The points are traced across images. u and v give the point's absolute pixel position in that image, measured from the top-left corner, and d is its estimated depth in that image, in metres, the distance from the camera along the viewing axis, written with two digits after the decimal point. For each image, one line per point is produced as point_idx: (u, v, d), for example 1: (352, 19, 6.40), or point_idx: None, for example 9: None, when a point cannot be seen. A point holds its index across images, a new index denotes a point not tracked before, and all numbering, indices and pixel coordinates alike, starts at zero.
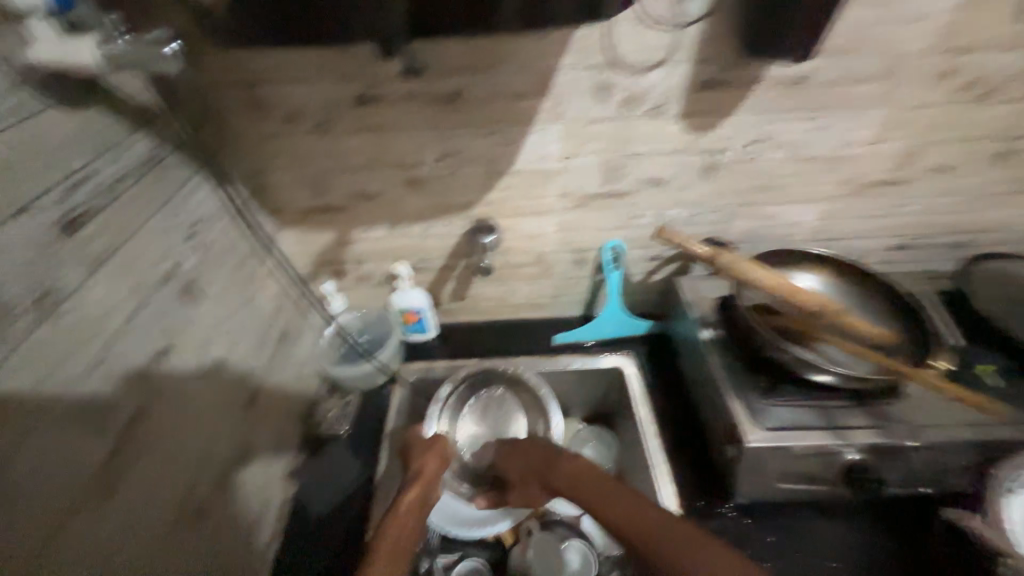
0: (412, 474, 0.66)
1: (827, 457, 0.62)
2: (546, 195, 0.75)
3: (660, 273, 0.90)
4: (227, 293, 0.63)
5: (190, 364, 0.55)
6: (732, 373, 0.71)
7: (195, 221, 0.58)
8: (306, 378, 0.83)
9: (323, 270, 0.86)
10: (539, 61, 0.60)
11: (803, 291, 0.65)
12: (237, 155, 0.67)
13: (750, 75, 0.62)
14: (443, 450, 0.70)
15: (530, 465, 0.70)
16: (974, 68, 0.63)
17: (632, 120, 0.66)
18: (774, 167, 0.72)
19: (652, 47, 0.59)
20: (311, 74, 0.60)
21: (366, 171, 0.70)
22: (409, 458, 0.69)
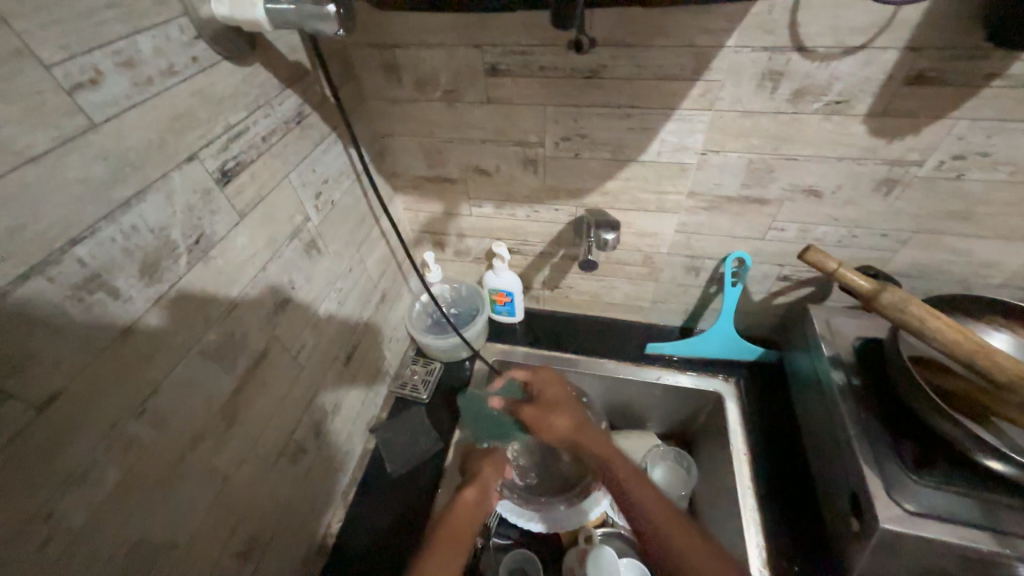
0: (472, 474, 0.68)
1: (984, 562, 0.50)
2: (671, 192, 0.67)
3: (786, 296, 0.78)
4: (342, 251, 0.66)
5: (304, 317, 0.59)
6: (869, 432, 0.59)
7: (325, 181, 0.60)
8: (398, 340, 0.87)
9: (426, 238, 0.87)
10: (702, 38, 0.51)
11: (998, 357, 0.51)
12: (367, 118, 0.69)
13: (987, 69, 0.47)
14: (499, 460, 0.71)
15: (565, 409, 0.68)
16: None
17: (800, 116, 0.55)
18: (982, 190, 0.57)
19: (856, 26, 0.47)
20: (448, 39, 0.57)
21: (485, 146, 0.68)
22: (467, 463, 0.71)
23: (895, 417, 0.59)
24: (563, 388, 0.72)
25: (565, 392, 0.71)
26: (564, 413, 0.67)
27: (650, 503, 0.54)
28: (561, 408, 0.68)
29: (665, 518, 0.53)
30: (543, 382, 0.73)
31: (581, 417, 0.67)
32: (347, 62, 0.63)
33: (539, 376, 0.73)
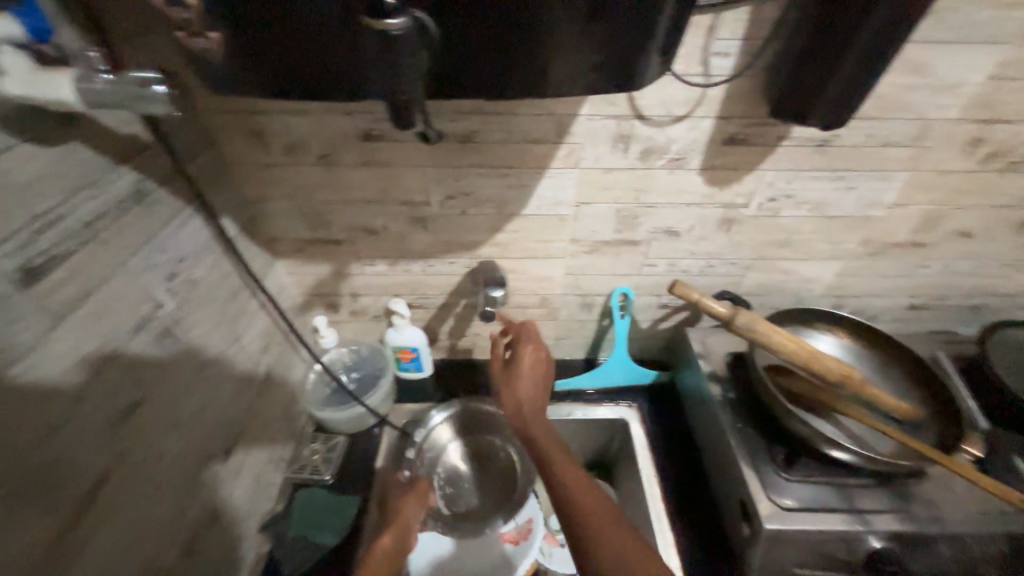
0: (390, 517, 0.67)
1: (849, 543, 0.58)
2: (556, 240, 0.72)
3: (669, 321, 0.87)
4: (211, 334, 0.59)
5: (162, 420, 0.50)
6: (746, 439, 0.66)
7: (180, 261, 0.53)
8: (292, 418, 0.78)
9: (316, 302, 0.82)
10: (559, 107, 0.56)
11: (824, 359, 0.61)
12: (233, 186, 0.63)
13: (777, 133, 0.59)
14: (421, 493, 0.71)
15: (531, 383, 0.65)
16: (1007, 138, 0.60)
17: (651, 170, 0.63)
18: (793, 223, 0.70)
19: (679, 99, 0.56)
20: (316, 107, 0.56)
21: (369, 207, 0.67)
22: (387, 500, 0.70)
23: (763, 421, 0.68)
24: (542, 366, 0.66)
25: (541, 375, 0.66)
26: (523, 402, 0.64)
27: (569, 484, 0.54)
28: (538, 386, 0.65)
29: (582, 494, 0.53)
30: (524, 340, 0.67)
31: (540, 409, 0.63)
32: (202, 128, 0.58)
33: (523, 354, 0.66)
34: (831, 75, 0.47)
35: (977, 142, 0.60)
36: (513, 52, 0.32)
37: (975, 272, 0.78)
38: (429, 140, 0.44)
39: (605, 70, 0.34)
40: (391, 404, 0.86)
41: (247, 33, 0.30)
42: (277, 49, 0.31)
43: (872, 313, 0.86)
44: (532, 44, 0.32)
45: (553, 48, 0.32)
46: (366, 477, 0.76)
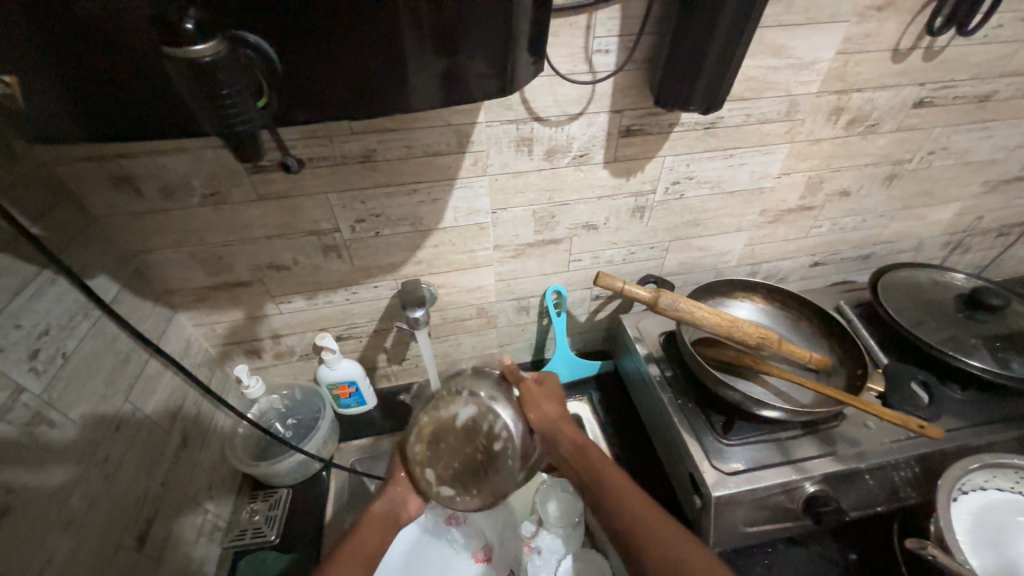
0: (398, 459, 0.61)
1: (788, 493, 0.62)
2: (479, 248, 0.71)
3: (604, 311, 0.89)
4: (99, 410, 0.52)
5: (45, 521, 0.44)
6: (687, 413, 0.69)
7: (45, 332, 0.48)
8: (223, 481, 0.71)
9: (234, 351, 0.75)
10: (456, 117, 0.55)
11: (742, 326, 0.64)
12: (105, 239, 0.57)
13: (668, 120, 0.62)
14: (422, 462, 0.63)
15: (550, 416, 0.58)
16: (863, 105, 0.67)
17: (558, 170, 0.64)
18: (699, 203, 0.74)
19: (571, 99, 0.57)
20: (188, 142, 0.51)
21: (274, 241, 0.62)
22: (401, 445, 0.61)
23: (699, 392, 0.71)
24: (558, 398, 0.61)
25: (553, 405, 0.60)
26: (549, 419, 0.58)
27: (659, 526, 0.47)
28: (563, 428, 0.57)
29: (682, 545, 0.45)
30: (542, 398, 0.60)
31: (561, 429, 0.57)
32: (52, 180, 0.51)
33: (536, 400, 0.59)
34: (700, 67, 0.50)
35: (839, 111, 0.67)
36: (366, 67, 0.31)
37: (859, 225, 0.86)
38: (292, 169, 0.43)
39: (476, 81, 0.34)
40: (336, 445, 0.81)
41: (45, 73, 0.27)
42: (88, 88, 0.28)
43: (783, 274, 0.93)
44: (382, 53, 0.30)
45: (412, 63, 0.31)
46: (316, 528, 0.71)
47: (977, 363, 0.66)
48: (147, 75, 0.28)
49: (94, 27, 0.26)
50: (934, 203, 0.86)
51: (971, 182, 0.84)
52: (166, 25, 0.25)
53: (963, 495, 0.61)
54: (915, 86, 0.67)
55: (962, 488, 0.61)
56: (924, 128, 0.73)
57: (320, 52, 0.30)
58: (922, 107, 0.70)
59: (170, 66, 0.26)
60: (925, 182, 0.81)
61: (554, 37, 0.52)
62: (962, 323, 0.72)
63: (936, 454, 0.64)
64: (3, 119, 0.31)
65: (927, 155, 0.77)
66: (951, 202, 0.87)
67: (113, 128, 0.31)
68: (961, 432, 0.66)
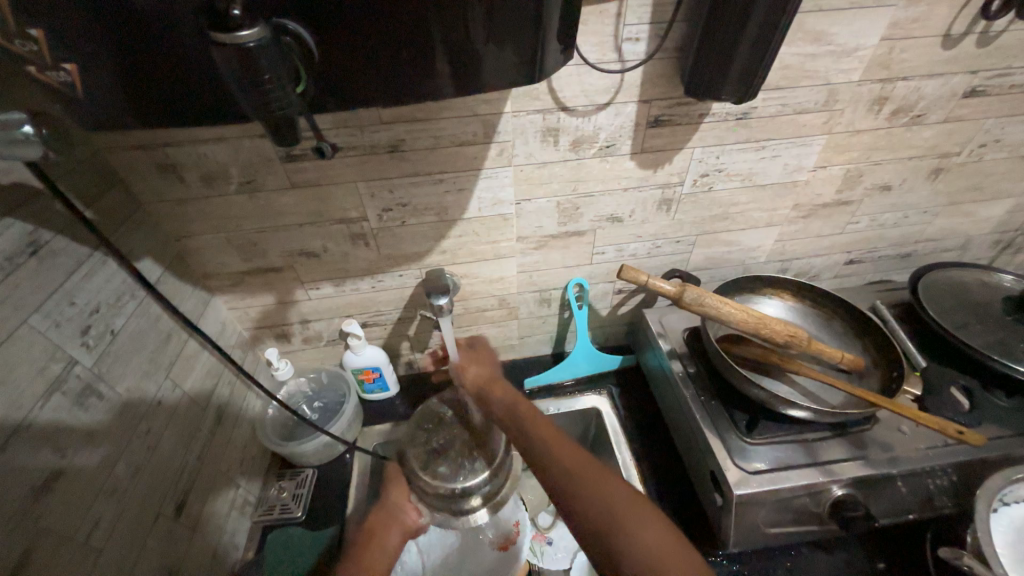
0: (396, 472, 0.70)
1: (814, 496, 0.60)
2: (503, 239, 0.71)
3: (627, 305, 0.88)
4: (143, 385, 0.56)
5: (93, 486, 0.47)
6: (710, 410, 0.68)
7: (96, 310, 0.51)
8: (254, 458, 0.75)
9: (266, 334, 0.78)
10: (482, 107, 0.55)
11: (770, 323, 0.63)
12: (150, 225, 0.60)
13: (698, 110, 0.60)
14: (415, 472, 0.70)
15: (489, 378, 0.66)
16: (909, 94, 0.64)
17: (584, 160, 0.63)
18: (729, 196, 0.72)
19: (598, 88, 0.56)
20: (227, 132, 0.53)
21: (304, 229, 0.64)
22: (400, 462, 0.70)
23: (723, 390, 0.70)
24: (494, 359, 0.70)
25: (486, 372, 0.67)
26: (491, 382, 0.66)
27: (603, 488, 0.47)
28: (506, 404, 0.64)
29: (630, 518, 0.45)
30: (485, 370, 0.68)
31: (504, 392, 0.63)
32: (103, 167, 0.54)
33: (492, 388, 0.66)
34: (734, 55, 0.49)
35: (882, 101, 0.64)
36: (399, 56, 0.32)
37: (900, 221, 0.82)
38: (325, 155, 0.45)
39: (505, 69, 0.35)
40: (360, 429, 0.84)
41: (102, 60, 0.29)
42: (140, 75, 0.30)
43: (815, 271, 0.90)
44: (413, 40, 0.31)
45: (442, 50, 0.32)
46: (340, 507, 0.73)
47: None
48: (195, 62, 0.30)
49: (147, 16, 0.27)
50: (984, 199, 0.81)
51: None
52: (213, 14, 0.26)
53: (1005, 506, 0.58)
54: (967, 74, 0.63)
55: (1003, 499, 0.58)
56: (976, 118, 0.69)
57: (355, 40, 0.31)
58: (974, 96, 0.66)
59: (214, 54, 0.27)
60: (974, 177, 0.77)
61: (583, 25, 0.51)
62: (1011, 326, 0.68)
63: (976, 463, 0.61)
64: (63, 108, 0.33)
65: (977, 147, 0.73)
66: (1004, 198, 0.82)
67: (161, 114, 0.32)
68: (1006, 440, 0.62)
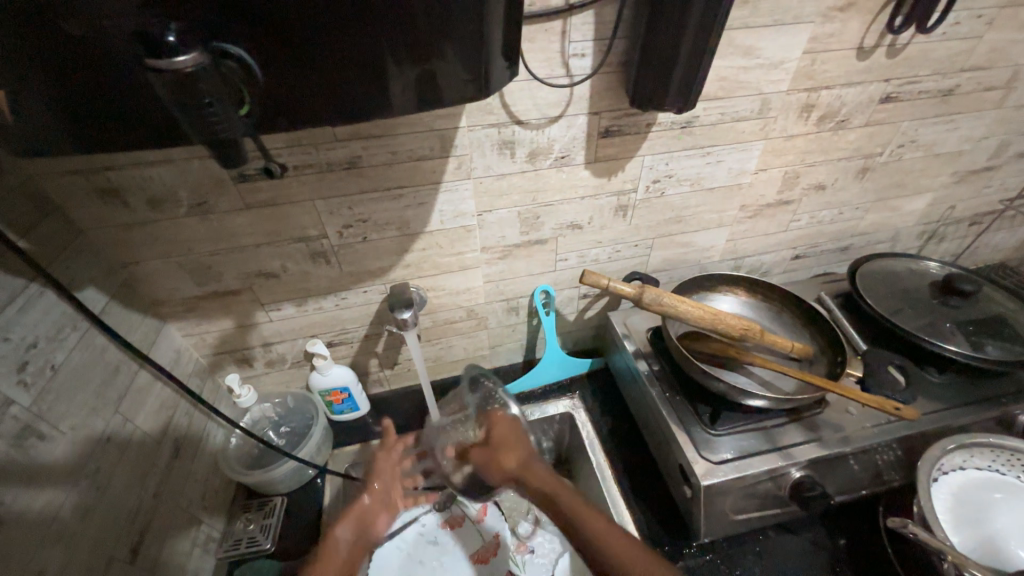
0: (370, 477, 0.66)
1: (775, 480, 0.63)
2: (467, 251, 0.72)
3: (593, 309, 0.90)
4: (89, 422, 0.53)
5: (35, 534, 0.44)
6: (676, 406, 0.70)
7: (33, 345, 0.48)
8: (216, 492, 0.71)
9: (225, 360, 0.75)
10: (439, 123, 0.56)
11: (725, 318, 0.66)
12: (93, 252, 0.57)
13: (645, 120, 0.64)
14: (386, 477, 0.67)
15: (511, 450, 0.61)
16: (832, 101, 0.70)
17: (541, 171, 0.65)
18: (680, 200, 0.75)
19: (550, 102, 0.59)
20: (174, 153, 0.52)
21: (262, 250, 0.63)
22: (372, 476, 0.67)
23: (687, 385, 0.72)
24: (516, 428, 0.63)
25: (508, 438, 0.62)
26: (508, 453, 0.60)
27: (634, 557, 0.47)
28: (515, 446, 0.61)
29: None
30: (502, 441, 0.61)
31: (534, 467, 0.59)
32: (38, 194, 0.51)
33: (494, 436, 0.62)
34: (672, 70, 0.52)
35: (810, 108, 0.69)
36: (347, 75, 0.32)
37: (836, 217, 0.89)
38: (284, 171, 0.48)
39: (455, 84, 0.36)
40: (330, 451, 0.81)
41: (31, 86, 0.28)
42: (74, 102, 0.29)
43: (766, 268, 0.95)
44: (359, 60, 0.32)
45: (391, 68, 0.33)
46: (312, 535, 0.71)
47: (954, 347, 0.68)
48: (133, 88, 0.29)
49: (81, 45, 0.27)
50: (907, 194, 0.89)
51: (941, 173, 0.87)
52: (151, 41, 0.26)
53: (943, 475, 0.63)
54: (881, 82, 0.70)
55: (940, 468, 0.63)
56: (892, 122, 0.75)
57: (301, 62, 0.31)
58: (889, 102, 0.72)
59: (153, 79, 0.27)
60: (896, 174, 0.84)
61: (531, 43, 0.53)
62: (936, 308, 0.74)
63: (916, 436, 0.66)
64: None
65: (896, 148, 0.80)
66: (923, 193, 0.90)
67: (100, 139, 0.32)
68: (940, 413, 0.68)
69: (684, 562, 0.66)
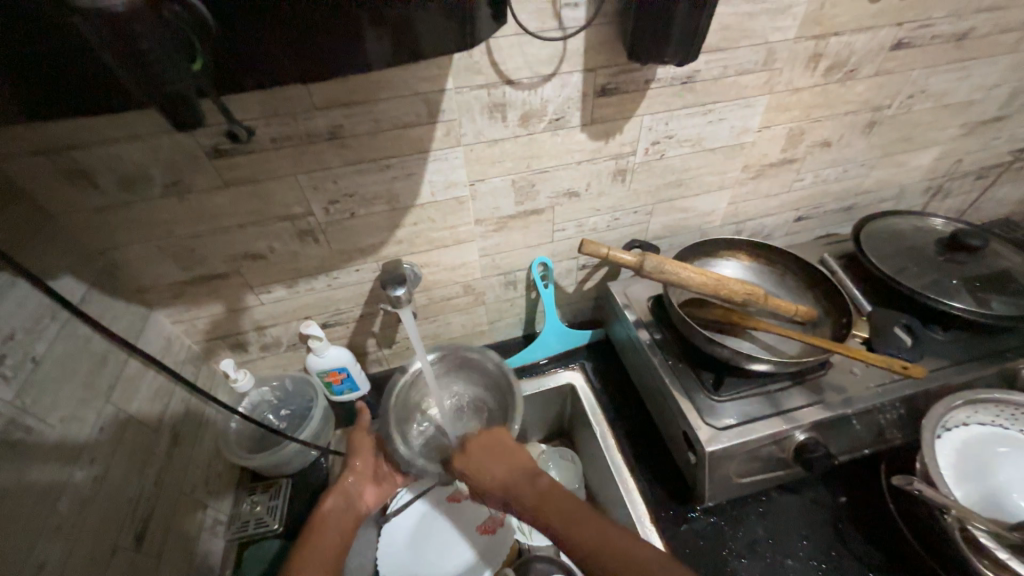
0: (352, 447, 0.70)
1: (779, 443, 0.63)
2: (461, 224, 0.69)
3: (592, 280, 0.88)
4: (79, 413, 0.51)
5: (32, 525, 0.43)
6: (678, 374, 0.70)
7: (10, 337, 0.46)
8: (220, 476, 0.71)
9: (219, 346, 0.74)
10: (423, 85, 0.53)
11: (728, 283, 0.64)
12: (66, 238, 0.54)
13: (643, 77, 0.60)
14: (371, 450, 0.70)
15: (501, 473, 0.60)
16: (841, 49, 0.66)
17: (534, 136, 0.62)
18: (681, 162, 0.72)
19: (542, 59, 0.55)
20: (142, 128, 0.48)
21: (246, 230, 0.60)
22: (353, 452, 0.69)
23: (690, 353, 0.72)
24: (497, 444, 0.63)
25: (498, 465, 0.60)
26: (499, 484, 0.59)
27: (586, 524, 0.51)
28: (499, 460, 0.61)
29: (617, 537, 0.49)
30: (474, 468, 0.61)
31: (522, 473, 0.59)
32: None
33: (476, 447, 0.63)
34: (670, 23, 0.49)
35: (817, 58, 0.66)
36: (316, 27, 0.29)
37: (841, 175, 0.86)
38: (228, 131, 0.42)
39: (437, 34, 0.33)
40: (332, 432, 0.81)
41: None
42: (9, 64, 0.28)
43: (767, 231, 0.93)
44: (329, 4, 0.28)
45: (366, 13, 0.29)
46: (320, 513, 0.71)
47: (959, 304, 0.67)
48: (65, 33, 0.27)
49: None
50: (915, 148, 0.86)
51: (950, 125, 0.83)
52: None
53: (947, 431, 0.63)
54: (892, 26, 0.65)
55: (945, 425, 0.63)
56: (902, 71, 0.72)
57: (260, 11, 0.28)
58: (899, 48, 0.68)
59: (87, 31, 0.23)
60: (904, 128, 0.81)
61: None
62: (943, 265, 0.72)
63: (921, 395, 0.66)
64: None
65: (906, 99, 0.76)
66: (931, 146, 0.86)
67: None
68: (945, 370, 0.67)
69: (688, 525, 0.67)
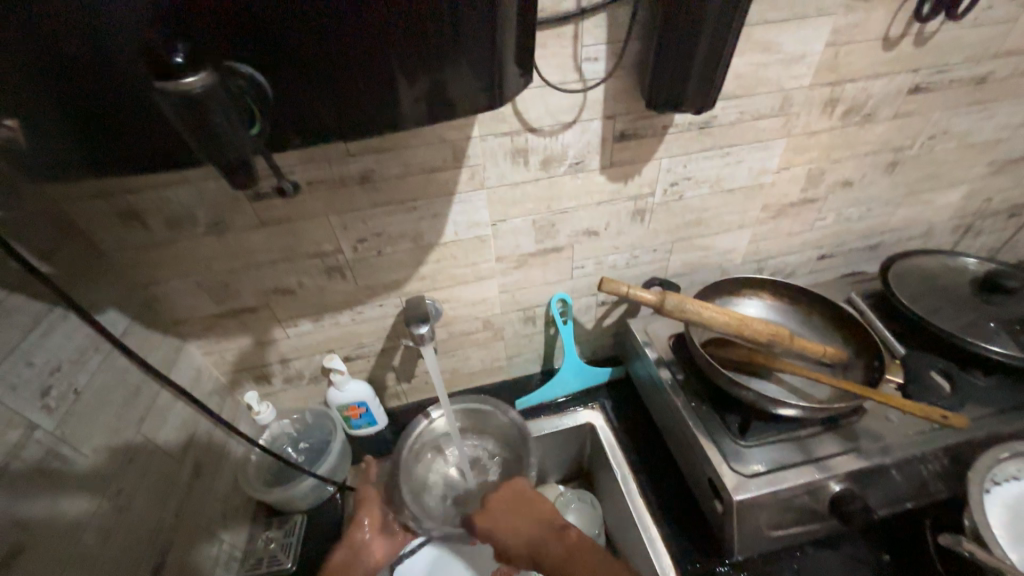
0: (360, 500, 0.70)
1: (812, 493, 0.60)
2: (482, 261, 0.71)
3: (611, 317, 0.88)
4: (111, 443, 0.53)
5: (58, 557, 0.44)
6: (702, 416, 0.68)
7: (56, 368, 0.48)
8: (237, 510, 0.71)
9: (245, 377, 0.75)
10: (450, 133, 0.56)
11: (751, 324, 0.63)
12: (113, 274, 0.58)
13: (661, 123, 0.62)
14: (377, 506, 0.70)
15: (524, 533, 0.61)
16: (857, 94, 0.67)
17: (555, 178, 0.64)
18: (700, 202, 0.73)
19: (563, 108, 0.57)
20: (191, 174, 0.52)
21: (278, 266, 0.63)
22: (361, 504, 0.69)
23: (713, 394, 0.70)
24: (524, 500, 0.64)
25: (523, 522, 0.62)
26: (523, 544, 0.60)
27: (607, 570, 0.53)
28: (524, 517, 0.63)
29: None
30: (499, 525, 0.62)
31: (549, 530, 0.60)
32: (60, 218, 0.52)
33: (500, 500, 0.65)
34: (687, 75, 0.51)
35: (834, 103, 0.67)
36: (358, 90, 0.32)
37: (864, 214, 0.85)
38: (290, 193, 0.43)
39: (467, 93, 0.35)
40: (348, 467, 0.81)
41: (46, 105, 0.29)
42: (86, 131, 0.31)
43: (790, 269, 0.92)
44: (369, 71, 0.31)
45: (403, 77, 0.32)
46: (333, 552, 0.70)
47: (999, 349, 0.64)
48: (136, 100, 0.30)
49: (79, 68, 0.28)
50: (940, 187, 0.85)
51: (976, 164, 0.83)
52: (155, 63, 0.26)
53: (997, 486, 0.59)
54: (909, 72, 0.66)
55: (993, 479, 0.58)
56: (922, 113, 0.72)
57: (308, 78, 0.31)
58: (918, 92, 0.69)
59: (160, 102, 0.26)
60: (928, 167, 0.80)
61: (542, 49, 0.52)
62: (979, 307, 0.70)
63: (965, 445, 0.62)
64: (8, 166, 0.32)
65: (927, 140, 0.76)
66: (958, 184, 0.85)
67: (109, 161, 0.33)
68: (989, 419, 0.63)
69: None
